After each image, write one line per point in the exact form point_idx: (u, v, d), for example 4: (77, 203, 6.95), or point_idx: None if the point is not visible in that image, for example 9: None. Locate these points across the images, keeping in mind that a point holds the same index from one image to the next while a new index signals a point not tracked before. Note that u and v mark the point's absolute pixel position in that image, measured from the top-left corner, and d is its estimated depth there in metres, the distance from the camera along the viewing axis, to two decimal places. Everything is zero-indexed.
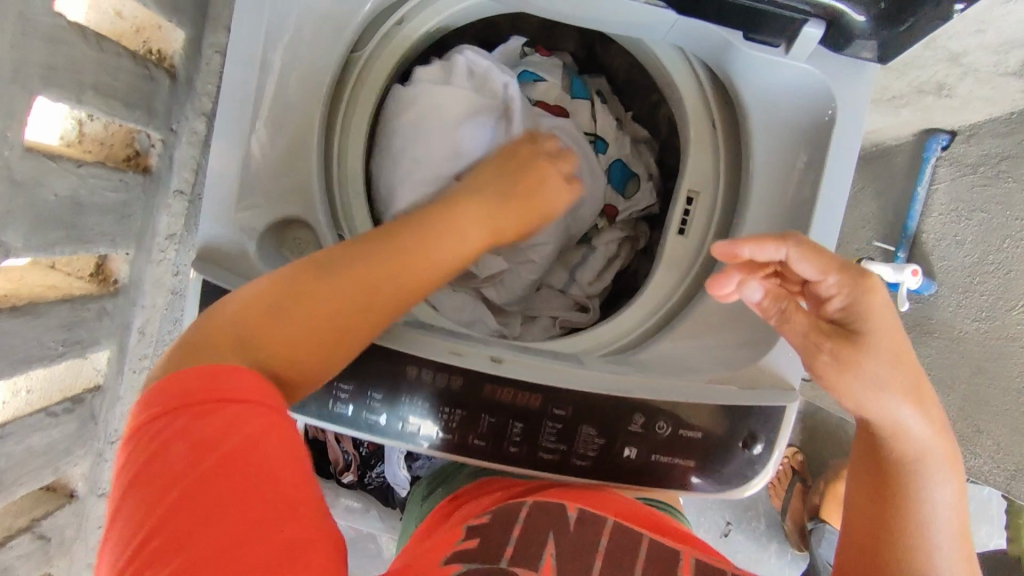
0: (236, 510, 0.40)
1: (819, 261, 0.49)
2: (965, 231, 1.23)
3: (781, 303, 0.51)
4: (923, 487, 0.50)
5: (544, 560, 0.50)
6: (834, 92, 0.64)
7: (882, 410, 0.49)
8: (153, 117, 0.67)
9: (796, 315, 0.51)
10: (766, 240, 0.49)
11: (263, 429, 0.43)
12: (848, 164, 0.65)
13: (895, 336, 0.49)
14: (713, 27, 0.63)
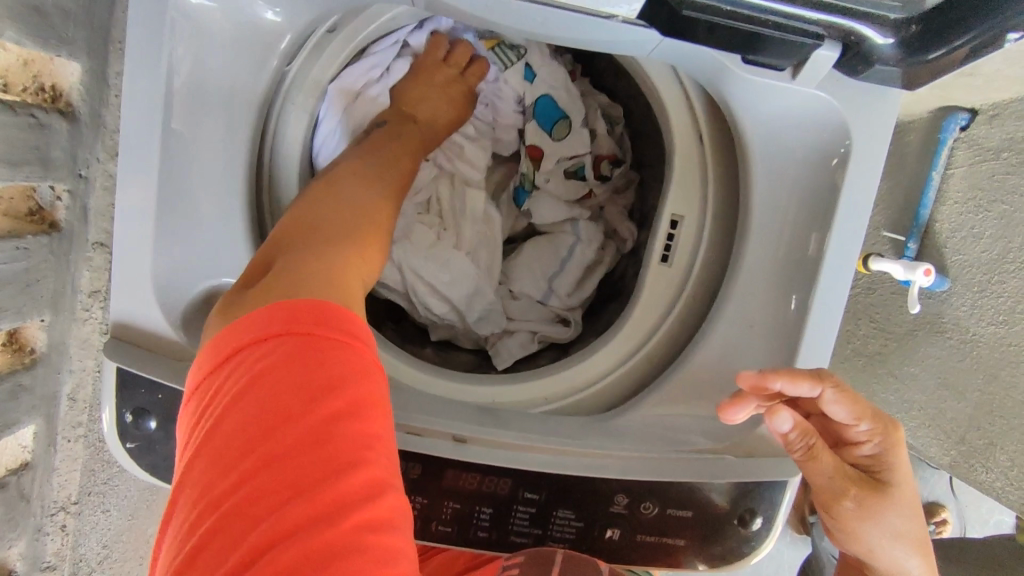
0: (286, 448, 0.34)
1: (854, 402, 0.50)
2: (985, 224, 1.07)
3: (812, 442, 0.49)
4: None
5: None
6: (849, 125, 0.55)
7: (887, 544, 0.52)
8: (48, 168, 0.65)
9: (825, 455, 0.50)
10: (800, 374, 0.48)
11: (290, 373, 0.37)
12: (864, 204, 0.56)
13: (901, 480, 0.52)
14: (706, 49, 0.54)
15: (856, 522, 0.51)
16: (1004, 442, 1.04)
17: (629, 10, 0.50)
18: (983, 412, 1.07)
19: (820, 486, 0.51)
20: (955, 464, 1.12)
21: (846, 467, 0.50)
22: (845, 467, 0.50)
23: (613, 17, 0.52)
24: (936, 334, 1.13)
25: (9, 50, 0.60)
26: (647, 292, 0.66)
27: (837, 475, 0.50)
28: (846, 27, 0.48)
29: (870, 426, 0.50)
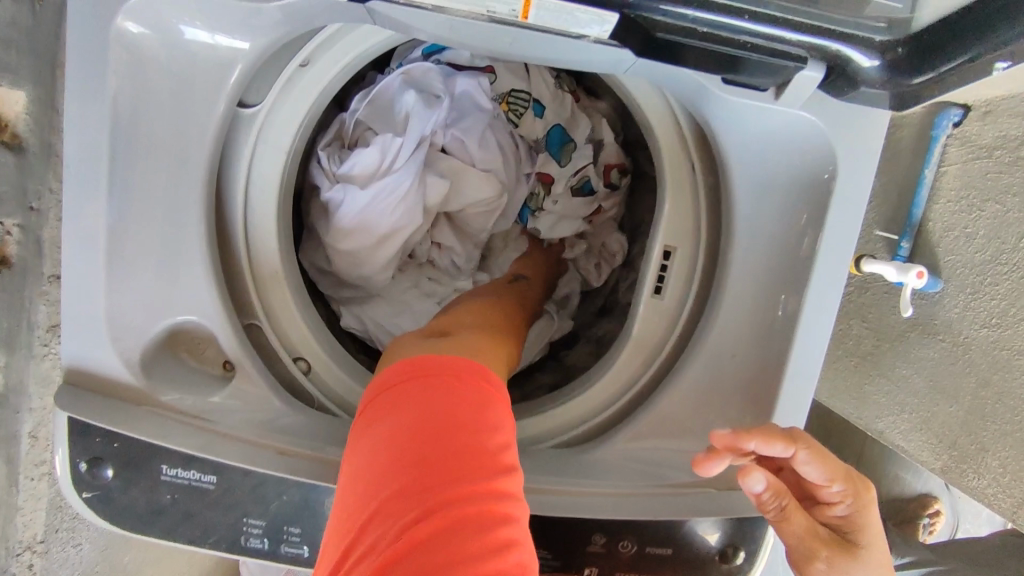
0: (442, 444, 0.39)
1: (826, 460, 0.49)
2: (977, 223, 1.04)
3: (785, 501, 0.48)
4: None
5: None
6: (835, 147, 0.53)
7: None
8: None
9: (798, 515, 0.48)
10: (773, 435, 0.47)
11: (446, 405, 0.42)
12: (851, 228, 0.54)
13: (873, 539, 0.50)
14: (687, 70, 0.51)
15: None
16: (994, 448, 1.03)
17: (601, 31, 0.47)
18: (974, 417, 1.05)
19: (792, 549, 0.49)
20: (946, 468, 1.11)
21: (819, 528, 0.49)
22: (818, 527, 0.49)
23: (585, 38, 0.49)
24: (927, 336, 1.11)
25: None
26: (639, 321, 0.64)
27: (810, 534, 0.49)
28: (829, 49, 0.46)
29: (842, 483, 0.49)
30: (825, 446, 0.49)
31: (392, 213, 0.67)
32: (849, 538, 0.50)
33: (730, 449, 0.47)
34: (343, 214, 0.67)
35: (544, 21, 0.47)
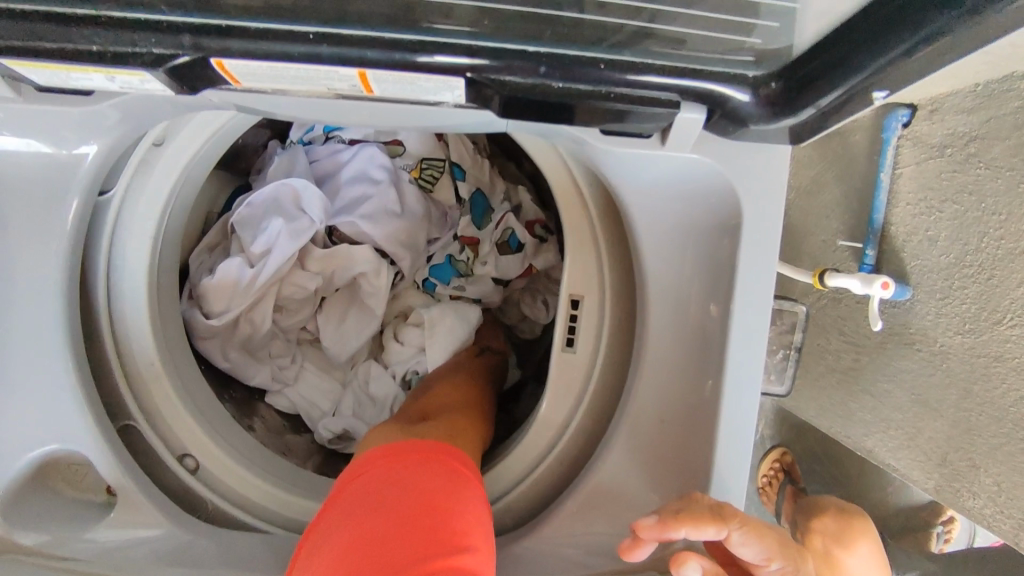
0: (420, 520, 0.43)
1: (761, 535, 0.45)
2: (940, 225, 1.00)
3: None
4: None
5: None
6: (733, 185, 0.48)
7: None
8: None
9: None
10: (703, 521, 0.43)
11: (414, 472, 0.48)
12: (767, 276, 0.49)
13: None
14: (564, 126, 0.47)
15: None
16: (985, 464, 0.96)
17: (455, 97, 0.43)
18: (961, 431, 0.99)
19: None
20: (940, 489, 1.03)
21: None
22: None
23: (441, 104, 0.45)
24: (905, 346, 1.06)
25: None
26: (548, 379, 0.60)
27: None
28: (692, 88, 0.41)
29: (780, 554, 0.46)
30: (759, 518, 0.45)
31: (246, 299, 0.67)
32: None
33: (661, 540, 0.43)
34: (211, 299, 0.66)
35: (390, 92, 0.43)
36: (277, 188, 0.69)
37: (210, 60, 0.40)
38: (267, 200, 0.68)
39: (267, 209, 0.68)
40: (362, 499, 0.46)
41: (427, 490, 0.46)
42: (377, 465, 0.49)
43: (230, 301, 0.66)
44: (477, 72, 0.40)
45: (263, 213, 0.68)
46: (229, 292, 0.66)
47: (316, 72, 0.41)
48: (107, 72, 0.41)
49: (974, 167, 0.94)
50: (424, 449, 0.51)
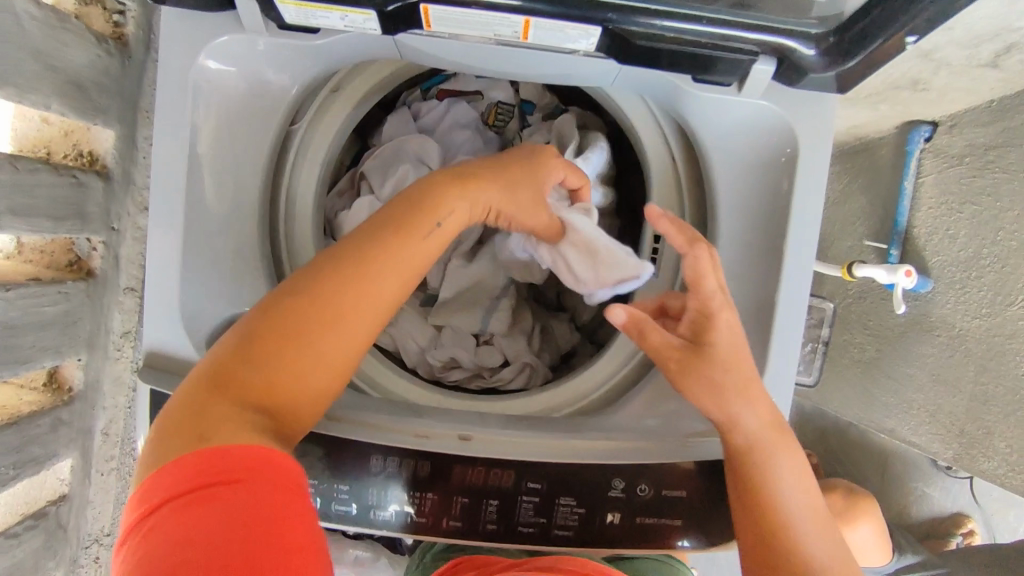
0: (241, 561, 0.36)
1: (702, 270, 0.55)
2: (959, 223, 1.21)
3: (642, 335, 0.56)
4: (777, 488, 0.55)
5: None
6: (795, 130, 0.62)
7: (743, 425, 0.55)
8: (86, 222, 0.64)
9: (657, 336, 0.56)
10: (671, 225, 0.57)
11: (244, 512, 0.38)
12: (817, 198, 0.63)
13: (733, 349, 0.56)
14: (661, 72, 0.61)
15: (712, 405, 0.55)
16: (999, 430, 1.08)
17: (588, 44, 0.58)
18: (978, 402, 1.11)
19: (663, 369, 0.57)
20: (959, 456, 1.16)
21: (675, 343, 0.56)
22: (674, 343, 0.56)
23: (575, 53, 0.60)
24: (926, 332, 1.22)
25: (50, 122, 0.61)
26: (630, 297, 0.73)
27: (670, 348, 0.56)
28: (769, 42, 0.55)
29: (709, 304, 0.56)
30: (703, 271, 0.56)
31: None
32: (717, 344, 0.55)
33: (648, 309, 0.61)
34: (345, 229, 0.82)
35: (541, 39, 0.58)
36: (395, 145, 0.83)
37: (419, 5, 0.55)
38: (387, 155, 0.83)
39: (387, 162, 0.83)
40: (233, 505, 0.38)
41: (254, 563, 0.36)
42: (213, 486, 0.39)
43: None
44: (611, 22, 0.55)
45: (384, 165, 0.83)
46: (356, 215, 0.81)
47: (493, 18, 0.55)
48: (343, 10, 0.55)
49: (992, 172, 1.14)
50: (253, 456, 0.41)
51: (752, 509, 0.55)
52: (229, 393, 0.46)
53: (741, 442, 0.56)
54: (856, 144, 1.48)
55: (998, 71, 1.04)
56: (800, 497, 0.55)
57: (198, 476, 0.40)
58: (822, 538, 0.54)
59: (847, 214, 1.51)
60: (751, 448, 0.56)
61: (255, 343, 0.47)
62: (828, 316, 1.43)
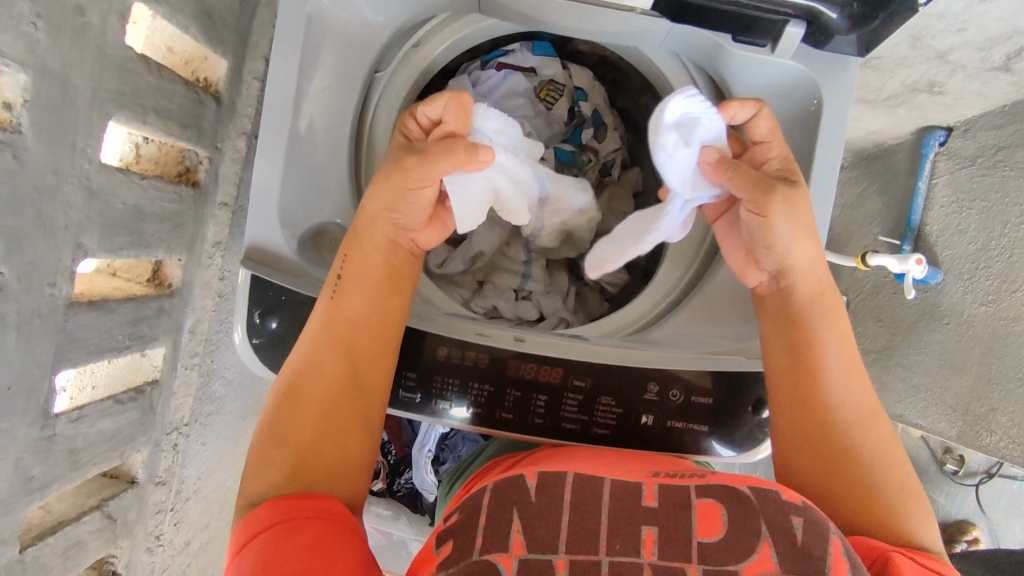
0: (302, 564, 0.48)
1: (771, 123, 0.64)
2: (969, 220, 1.29)
3: (733, 168, 0.62)
4: (820, 333, 0.62)
5: (513, 536, 0.53)
6: (819, 86, 0.72)
7: (796, 263, 0.62)
8: (201, 136, 0.76)
9: (739, 176, 0.62)
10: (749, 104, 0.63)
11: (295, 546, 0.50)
12: (837, 146, 0.72)
13: (792, 214, 0.61)
14: (705, 31, 0.71)
15: (785, 232, 0.61)
16: (1002, 406, 1.17)
17: (646, 1, 0.68)
18: (983, 382, 1.20)
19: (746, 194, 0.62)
20: (962, 433, 1.23)
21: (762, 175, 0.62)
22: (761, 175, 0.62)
23: (632, 10, 0.70)
24: (936, 321, 1.28)
25: (174, 51, 0.71)
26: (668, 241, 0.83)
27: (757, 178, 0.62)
28: (802, 5, 0.64)
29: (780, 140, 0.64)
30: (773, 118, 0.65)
31: None
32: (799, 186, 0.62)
33: (710, 162, 0.63)
34: None
35: None
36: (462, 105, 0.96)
37: None
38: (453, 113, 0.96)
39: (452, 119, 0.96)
40: (301, 538, 0.51)
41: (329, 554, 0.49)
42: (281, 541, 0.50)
43: None
44: None
45: None
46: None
47: None
48: None
49: (1002, 171, 1.24)
50: (313, 520, 0.52)
51: (790, 357, 0.63)
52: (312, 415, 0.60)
53: (797, 289, 0.63)
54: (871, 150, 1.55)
55: (1010, 74, 1.13)
56: (837, 349, 0.62)
57: (266, 537, 0.51)
58: (843, 377, 0.62)
59: (859, 217, 1.57)
60: (804, 305, 0.63)
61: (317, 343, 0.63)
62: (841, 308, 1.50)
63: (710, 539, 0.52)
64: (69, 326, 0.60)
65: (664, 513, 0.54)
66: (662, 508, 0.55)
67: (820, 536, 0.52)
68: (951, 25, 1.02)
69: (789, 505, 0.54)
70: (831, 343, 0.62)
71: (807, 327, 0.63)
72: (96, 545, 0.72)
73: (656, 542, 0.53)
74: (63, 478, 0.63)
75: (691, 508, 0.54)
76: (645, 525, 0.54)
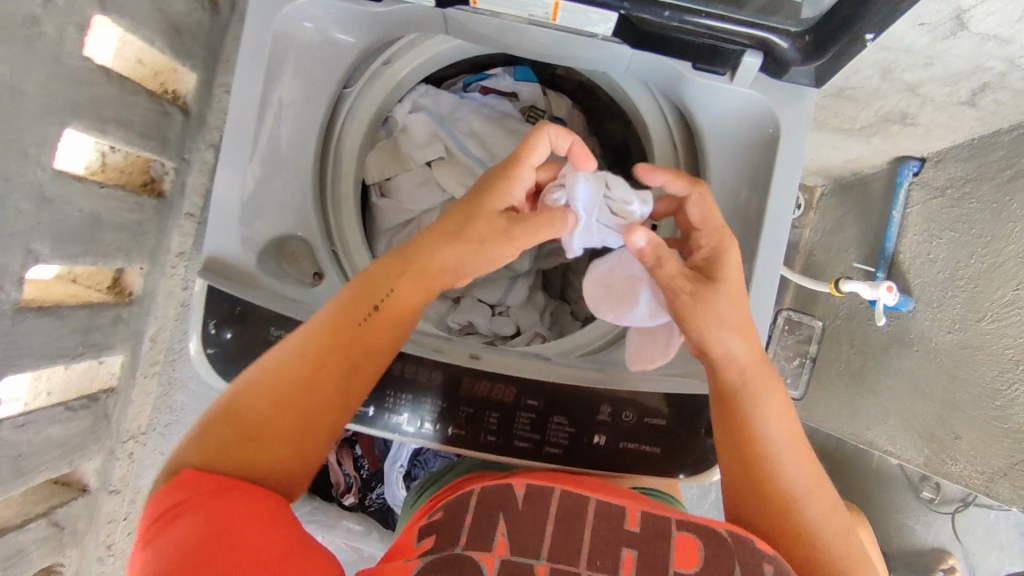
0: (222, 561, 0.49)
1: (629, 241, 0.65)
2: (939, 248, 1.31)
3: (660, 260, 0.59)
4: (763, 420, 0.62)
5: (497, 538, 0.55)
6: (777, 114, 0.73)
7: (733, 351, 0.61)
8: (167, 146, 0.76)
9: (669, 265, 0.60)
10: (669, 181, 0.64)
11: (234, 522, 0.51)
12: (794, 173, 0.74)
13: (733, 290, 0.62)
14: (666, 58, 0.72)
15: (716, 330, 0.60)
16: (966, 434, 1.17)
17: (606, 28, 0.69)
18: (947, 409, 1.21)
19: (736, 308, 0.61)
20: (928, 461, 1.25)
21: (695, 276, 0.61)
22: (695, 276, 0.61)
23: (595, 35, 0.71)
24: (905, 348, 1.31)
25: (144, 64, 0.72)
26: None
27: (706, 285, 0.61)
28: (756, 35, 0.66)
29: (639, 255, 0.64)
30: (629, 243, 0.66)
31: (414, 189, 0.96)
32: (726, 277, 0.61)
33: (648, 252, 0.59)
34: (393, 188, 0.97)
35: (567, 21, 0.69)
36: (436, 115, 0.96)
37: None
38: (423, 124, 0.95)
39: (423, 127, 0.95)
40: (177, 533, 0.51)
41: (228, 505, 0.53)
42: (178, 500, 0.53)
43: (402, 188, 0.97)
44: (626, 8, 0.66)
45: (421, 129, 0.95)
46: (388, 164, 0.95)
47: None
48: None
49: (968, 202, 1.24)
50: (231, 482, 0.55)
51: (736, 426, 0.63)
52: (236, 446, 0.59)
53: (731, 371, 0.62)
54: (851, 177, 1.58)
55: (974, 109, 1.13)
56: (781, 426, 0.63)
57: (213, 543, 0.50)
58: (795, 459, 0.62)
59: (837, 243, 1.61)
60: (743, 381, 0.62)
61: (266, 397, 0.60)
62: (815, 333, 1.51)
63: (686, 571, 0.55)
64: (18, 332, 0.60)
65: (645, 540, 0.57)
66: (645, 533, 0.57)
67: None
68: (918, 59, 1.04)
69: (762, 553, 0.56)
70: (768, 429, 0.62)
71: (765, 444, 0.62)
72: (37, 553, 0.71)
73: (634, 565, 0.55)
74: (4, 485, 0.63)
75: (670, 540, 0.56)
76: (626, 548, 0.56)
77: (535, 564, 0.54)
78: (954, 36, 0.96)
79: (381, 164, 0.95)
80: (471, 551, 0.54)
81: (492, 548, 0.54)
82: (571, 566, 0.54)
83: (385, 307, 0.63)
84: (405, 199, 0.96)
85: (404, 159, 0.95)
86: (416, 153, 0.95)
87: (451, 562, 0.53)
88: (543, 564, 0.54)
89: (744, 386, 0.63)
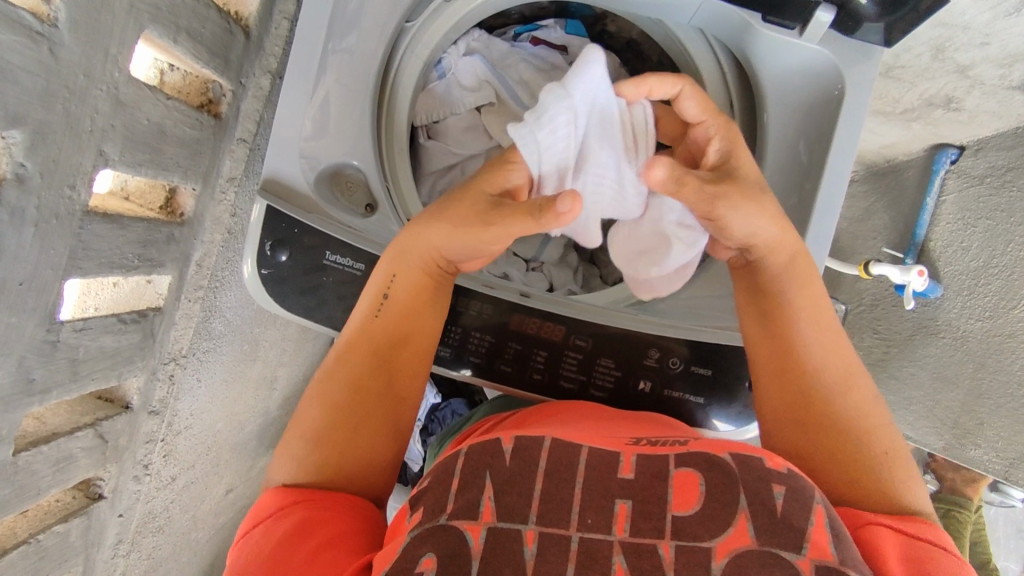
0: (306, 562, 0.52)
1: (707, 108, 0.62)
2: (972, 238, 1.30)
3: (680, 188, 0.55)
4: (789, 303, 0.63)
5: (483, 505, 0.54)
6: (843, 72, 0.72)
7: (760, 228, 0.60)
8: (227, 68, 0.76)
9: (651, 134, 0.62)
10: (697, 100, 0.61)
11: (315, 531, 0.54)
12: (854, 137, 0.73)
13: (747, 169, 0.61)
14: (736, 9, 0.71)
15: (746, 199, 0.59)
16: (990, 421, 1.18)
17: None
18: (973, 397, 1.21)
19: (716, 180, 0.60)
20: (949, 446, 1.27)
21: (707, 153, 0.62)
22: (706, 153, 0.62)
23: None
24: (931, 335, 1.31)
25: None
26: None
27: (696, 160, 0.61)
28: None
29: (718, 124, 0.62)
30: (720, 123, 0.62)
31: (461, 132, 0.97)
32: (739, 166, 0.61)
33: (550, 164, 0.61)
34: (442, 131, 0.97)
35: None
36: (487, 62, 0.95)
37: None
38: (474, 69, 0.94)
39: (474, 71, 0.94)
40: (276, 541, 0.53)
41: (314, 512, 0.55)
42: (264, 521, 0.56)
43: (450, 131, 0.97)
44: None
45: (473, 74, 0.95)
46: (436, 107, 0.95)
47: None
48: None
49: (1009, 191, 1.23)
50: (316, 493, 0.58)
51: (769, 308, 0.64)
52: (321, 430, 0.61)
53: (779, 255, 0.62)
54: (884, 165, 1.55)
55: None
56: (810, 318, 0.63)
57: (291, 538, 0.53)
58: (825, 348, 0.62)
59: (864, 230, 1.58)
60: (777, 267, 0.63)
61: (329, 384, 0.64)
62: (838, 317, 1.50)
63: (684, 513, 0.52)
64: (83, 235, 0.61)
65: (640, 487, 0.55)
66: (640, 479, 0.55)
67: (803, 508, 0.52)
68: (975, 37, 1.02)
69: (770, 474, 0.54)
70: (806, 310, 0.63)
71: (791, 334, 0.63)
72: (85, 461, 0.72)
73: (630, 517, 0.53)
74: (62, 387, 0.64)
75: (668, 482, 0.55)
76: (619, 500, 0.54)
77: (522, 530, 0.52)
78: (1017, 14, 0.94)
79: (431, 106, 0.95)
80: (455, 521, 0.53)
81: (478, 517, 0.53)
82: (560, 528, 0.52)
83: (410, 267, 0.64)
84: (452, 143, 0.97)
85: (453, 103, 0.95)
86: (465, 98, 0.95)
87: (435, 533, 0.53)
88: (532, 528, 0.53)
89: (787, 274, 0.63)
